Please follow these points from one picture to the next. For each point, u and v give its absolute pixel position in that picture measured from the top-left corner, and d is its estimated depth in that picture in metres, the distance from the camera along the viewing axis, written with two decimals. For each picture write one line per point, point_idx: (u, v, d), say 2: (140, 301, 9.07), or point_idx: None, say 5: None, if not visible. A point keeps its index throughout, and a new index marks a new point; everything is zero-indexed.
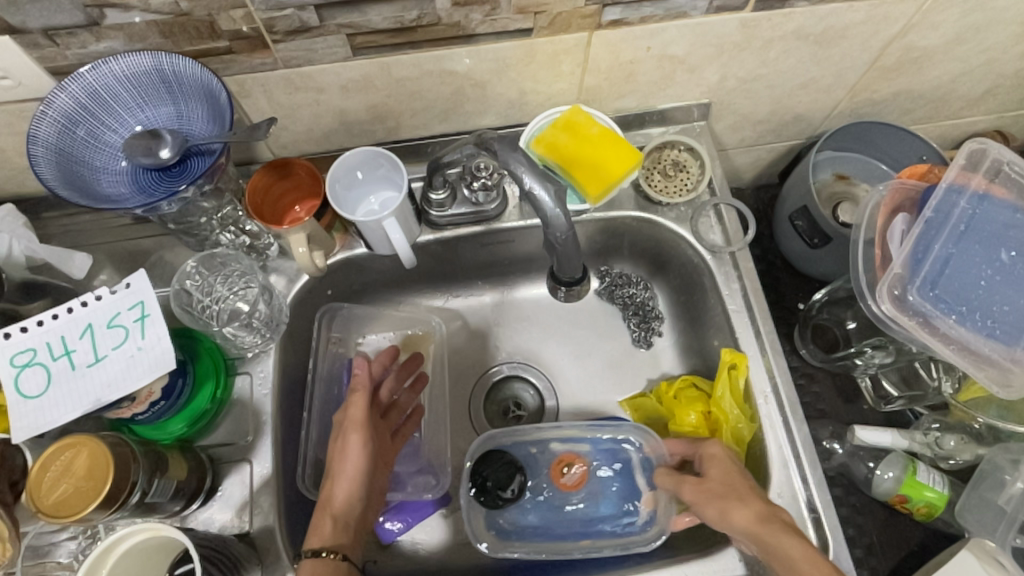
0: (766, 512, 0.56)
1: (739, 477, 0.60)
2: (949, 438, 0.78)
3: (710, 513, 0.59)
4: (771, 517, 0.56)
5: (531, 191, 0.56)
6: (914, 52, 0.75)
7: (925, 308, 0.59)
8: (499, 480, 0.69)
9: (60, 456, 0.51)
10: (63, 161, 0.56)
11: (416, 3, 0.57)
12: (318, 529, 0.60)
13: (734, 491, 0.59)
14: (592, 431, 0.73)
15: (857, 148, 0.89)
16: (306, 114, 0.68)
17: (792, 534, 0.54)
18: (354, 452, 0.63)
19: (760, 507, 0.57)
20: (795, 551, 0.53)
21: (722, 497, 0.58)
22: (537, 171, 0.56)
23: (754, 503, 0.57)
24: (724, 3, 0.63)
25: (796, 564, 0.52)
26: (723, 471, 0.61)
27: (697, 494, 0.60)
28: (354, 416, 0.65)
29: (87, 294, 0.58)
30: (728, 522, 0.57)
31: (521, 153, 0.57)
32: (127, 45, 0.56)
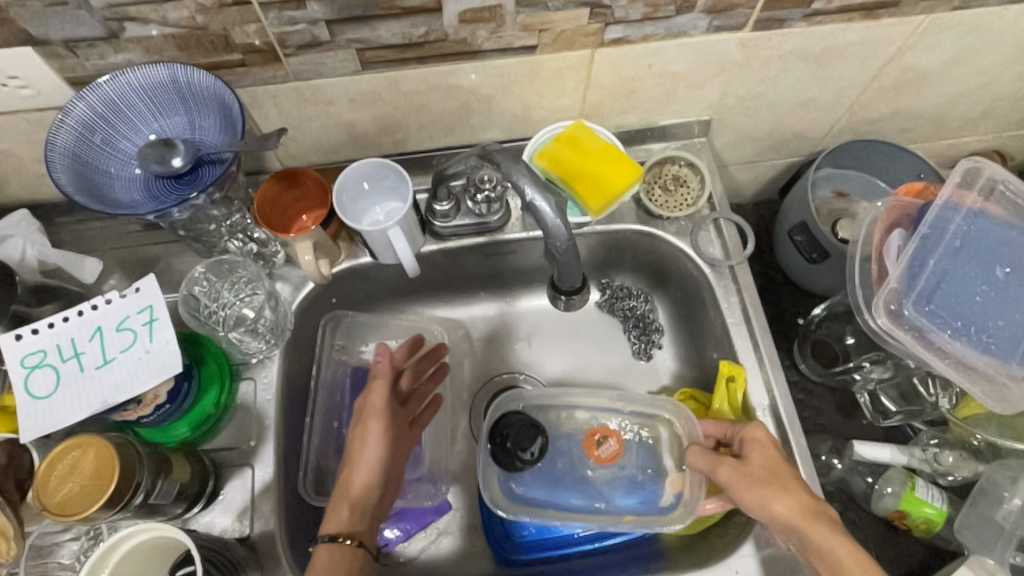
0: (811, 505, 0.55)
1: (781, 464, 0.59)
2: (948, 455, 0.77)
3: (749, 499, 0.57)
4: (816, 511, 0.55)
5: (532, 203, 0.57)
6: (912, 72, 0.77)
7: (921, 322, 0.59)
8: (520, 440, 0.68)
9: (67, 455, 0.52)
10: (78, 168, 0.57)
11: (424, 20, 0.58)
12: (333, 516, 0.61)
13: (778, 479, 0.57)
14: (622, 406, 0.72)
15: (856, 166, 0.90)
16: (315, 125, 0.70)
17: (836, 530, 0.54)
18: (374, 439, 0.63)
19: (804, 499, 0.56)
20: (840, 548, 0.53)
21: (767, 485, 0.57)
22: (538, 182, 0.57)
23: (798, 493, 0.56)
24: (724, 22, 0.64)
25: (842, 561, 0.52)
26: (767, 457, 0.59)
27: (739, 480, 0.58)
28: (375, 405, 0.65)
29: (98, 297, 0.59)
30: (770, 510, 0.56)
31: (523, 164, 0.58)
32: (144, 57, 0.58)
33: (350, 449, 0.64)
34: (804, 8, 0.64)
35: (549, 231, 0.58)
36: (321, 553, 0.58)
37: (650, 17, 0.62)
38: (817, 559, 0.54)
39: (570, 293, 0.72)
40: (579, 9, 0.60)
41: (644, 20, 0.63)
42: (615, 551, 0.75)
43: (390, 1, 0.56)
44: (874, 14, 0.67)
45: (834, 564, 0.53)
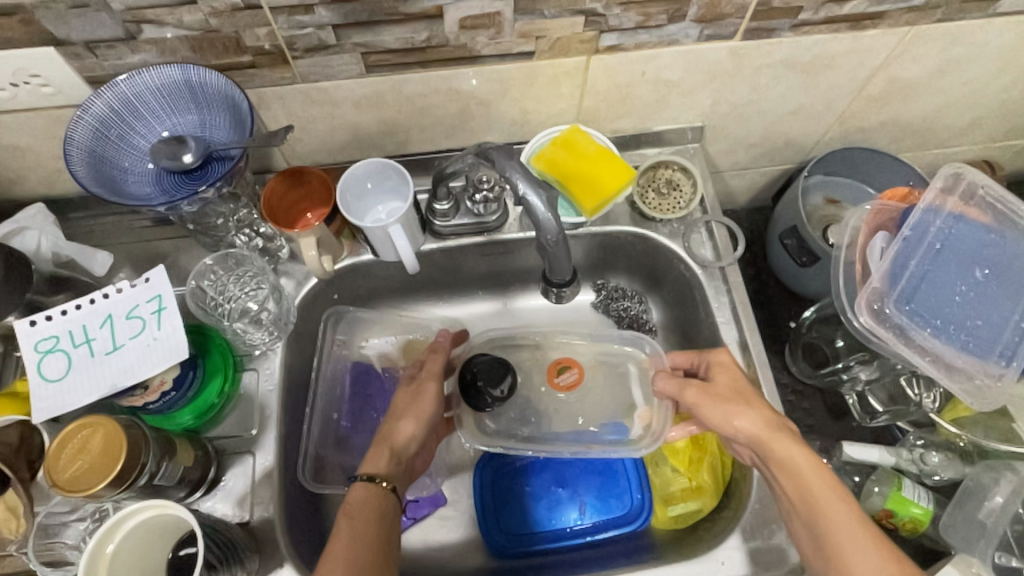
0: (771, 416, 0.62)
1: (742, 385, 0.65)
2: (933, 455, 0.78)
3: (717, 414, 0.63)
4: (777, 423, 0.61)
5: (525, 198, 0.60)
6: (899, 82, 0.79)
7: (902, 321, 0.61)
8: (490, 376, 0.71)
9: (78, 434, 0.54)
10: (95, 162, 0.60)
11: (426, 26, 0.61)
12: (375, 458, 0.66)
13: (742, 396, 0.64)
14: (592, 341, 0.77)
15: (846, 173, 0.93)
16: (321, 126, 0.73)
17: (792, 437, 0.60)
18: (427, 399, 0.70)
19: (764, 413, 0.62)
20: (795, 453, 0.59)
21: (731, 401, 0.63)
22: (531, 178, 0.59)
23: (759, 407, 0.62)
24: (715, 31, 0.67)
25: (800, 467, 0.58)
26: (731, 379, 0.66)
27: (706, 397, 0.64)
28: (427, 372, 0.73)
29: (110, 286, 0.62)
30: (734, 423, 0.62)
31: (518, 162, 0.61)
32: (159, 58, 0.61)
33: (398, 406, 0.71)
34: (792, 19, 0.67)
35: (540, 224, 0.60)
36: (358, 489, 0.63)
37: (643, 25, 0.65)
38: (778, 467, 0.60)
39: (561, 289, 0.71)
40: (574, 17, 0.63)
41: (637, 28, 0.65)
42: (604, 545, 0.77)
43: (394, 7, 0.59)
44: (860, 26, 0.69)
45: (794, 470, 0.59)
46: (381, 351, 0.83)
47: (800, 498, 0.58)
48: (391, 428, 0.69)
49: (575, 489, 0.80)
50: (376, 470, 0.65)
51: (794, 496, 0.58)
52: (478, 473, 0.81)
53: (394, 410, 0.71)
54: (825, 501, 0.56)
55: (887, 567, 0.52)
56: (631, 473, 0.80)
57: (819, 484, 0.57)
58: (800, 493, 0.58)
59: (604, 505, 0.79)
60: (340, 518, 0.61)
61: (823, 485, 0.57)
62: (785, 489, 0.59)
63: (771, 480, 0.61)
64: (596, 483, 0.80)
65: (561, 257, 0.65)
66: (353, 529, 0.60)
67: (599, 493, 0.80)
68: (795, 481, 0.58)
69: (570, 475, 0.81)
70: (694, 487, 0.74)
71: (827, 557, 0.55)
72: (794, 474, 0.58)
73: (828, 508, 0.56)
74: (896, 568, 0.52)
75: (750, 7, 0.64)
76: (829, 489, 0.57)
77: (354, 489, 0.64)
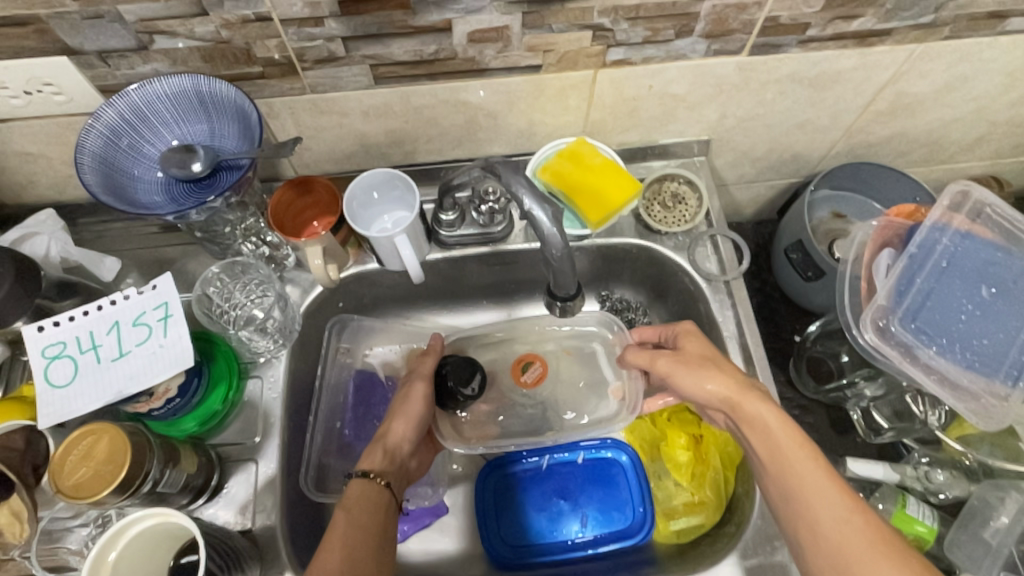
0: (741, 379, 0.64)
1: (714, 353, 0.67)
2: (939, 473, 0.78)
3: (688, 379, 0.65)
4: (746, 386, 0.63)
5: (531, 213, 0.59)
6: (906, 97, 0.79)
7: (908, 338, 0.61)
8: (458, 376, 0.74)
9: (82, 442, 0.54)
10: (105, 170, 0.61)
11: (435, 39, 0.62)
12: (370, 456, 0.67)
13: (713, 362, 0.66)
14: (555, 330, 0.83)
15: (853, 188, 0.93)
16: (329, 135, 0.73)
17: (762, 398, 0.62)
18: (419, 398, 0.71)
19: (733, 376, 0.64)
20: (762, 413, 0.61)
21: (701, 366, 0.65)
22: (537, 193, 0.58)
23: (729, 371, 0.65)
24: (722, 46, 0.67)
25: (769, 425, 0.60)
26: (702, 347, 0.68)
27: (678, 364, 0.66)
28: (417, 374, 0.74)
29: (117, 293, 0.62)
30: (704, 387, 0.64)
31: (523, 176, 0.60)
32: (171, 68, 0.62)
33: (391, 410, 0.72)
34: (799, 35, 0.67)
35: (546, 239, 0.59)
36: (353, 485, 0.64)
37: (650, 40, 0.65)
38: (748, 428, 0.61)
39: (565, 301, 0.69)
40: (582, 31, 0.63)
41: (645, 43, 0.66)
42: (606, 558, 0.76)
43: (404, 21, 0.59)
44: (868, 42, 0.69)
45: (763, 428, 0.61)
46: (385, 359, 0.83)
47: (770, 455, 0.60)
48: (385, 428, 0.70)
49: (576, 501, 0.80)
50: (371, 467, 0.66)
51: (764, 454, 0.60)
52: (480, 484, 0.80)
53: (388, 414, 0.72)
54: (794, 457, 0.58)
55: (853, 518, 0.54)
56: (633, 486, 0.80)
57: (785, 440, 0.59)
58: (770, 451, 0.60)
59: (606, 517, 0.79)
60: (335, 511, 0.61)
61: (792, 442, 0.59)
62: (757, 447, 0.61)
63: (744, 439, 0.63)
64: (598, 495, 0.80)
65: (568, 276, 0.64)
66: (349, 519, 0.60)
67: (601, 505, 0.79)
68: (764, 439, 0.60)
69: (572, 487, 0.81)
70: (697, 501, 0.74)
71: (796, 510, 0.57)
72: (765, 433, 0.60)
73: (796, 463, 0.58)
74: (861, 519, 0.53)
75: (758, 22, 0.64)
76: (798, 446, 0.58)
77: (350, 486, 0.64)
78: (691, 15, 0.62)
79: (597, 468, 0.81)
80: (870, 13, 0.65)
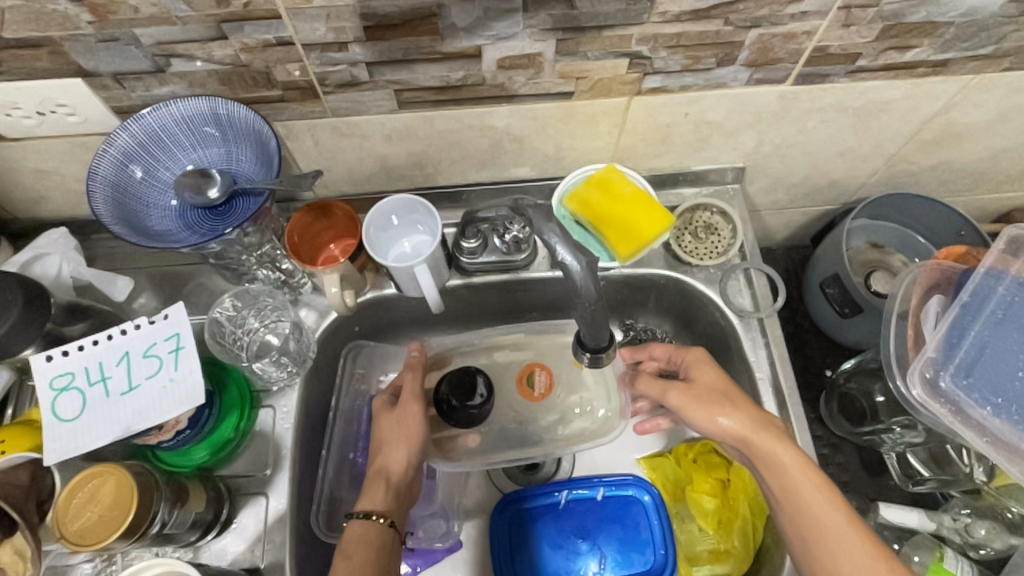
0: (756, 415, 0.61)
1: (728, 385, 0.64)
2: (980, 526, 0.74)
3: (699, 412, 0.62)
4: (761, 422, 0.60)
5: (563, 261, 0.56)
6: (956, 127, 0.75)
7: (959, 395, 0.57)
8: (461, 394, 0.71)
9: (88, 483, 0.52)
10: (118, 196, 0.59)
11: (463, 65, 0.59)
12: (368, 493, 0.64)
13: (727, 396, 0.63)
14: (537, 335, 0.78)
15: (892, 218, 0.88)
16: (349, 157, 0.70)
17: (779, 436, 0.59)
18: (414, 424, 0.68)
19: (747, 412, 0.61)
20: (780, 451, 0.58)
21: (715, 401, 0.62)
22: (570, 242, 0.56)
23: (743, 405, 0.62)
24: (765, 75, 0.64)
25: (785, 466, 0.57)
26: (715, 378, 0.64)
27: (689, 399, 0.63)
28: (407, 397, 0.69)
29: (128, 322, 0.60)
30: (716, 423, 0.61)
31: (554, 221, 0.58)
32: (188, 90, 0.59)
33: (382, 437, 0.68)
34: (848, 65, 0.63)
35: (579, 290, 0.56)
36: (355, 528, 0.61)
37: (690, 68, 0.62)
38: (764, 468, 0.59)
39: (596, 352, 0.64)
40: (618, 59, 0.60)
41: (684, 71, 0.62)
42: None
43: (431, 47, 0.56)
44: (921, 73, 0.65)
45: (779, 469, 0.58)
46: None
47: (787, 496, 0.57)
48: (381, 460, 0.66)
49: (595, 540, 0.76)
50: (371, 506, 0.62)
51: (780, 495, 0.58)
52: (495, 522, 0.76)
53: (379, 440, 0.68)
54: (811, 500, 0.56)
55: (876, 568, 0.51)
56: (654, 526, 0.75)
57: (801, 483, 0.56)
58: (785, 493, 0.57)
59: (626, 559, 0.75)
60: (337, 559, 0.59)
61: (810, 485, 0.56)
62: (772, 487, 0.58)
63: (758, 476, 0.60)
64: (617, 534, 0.76)
65: (601, 323, 0.61)
66: (349, 568, 0.58)
67: (620, 545, 0.76)
68: (781, 480, 0.57)
69: (591, 525, 0.77)
70: (723, 550, 0.73)
71: (816, 556, 0.54)
72: (781, 473, 0.58)
73: (813, 506, 0.55)
74: (885, 568, 0.51)
75: (805, 52, 0.61)
76: (815, 488, 0.56)
77: (352, 530, 0.61)
78: (734, 43, 0.59)
79: (615, 505, 0.77)
80: (926, 44, 0.61)
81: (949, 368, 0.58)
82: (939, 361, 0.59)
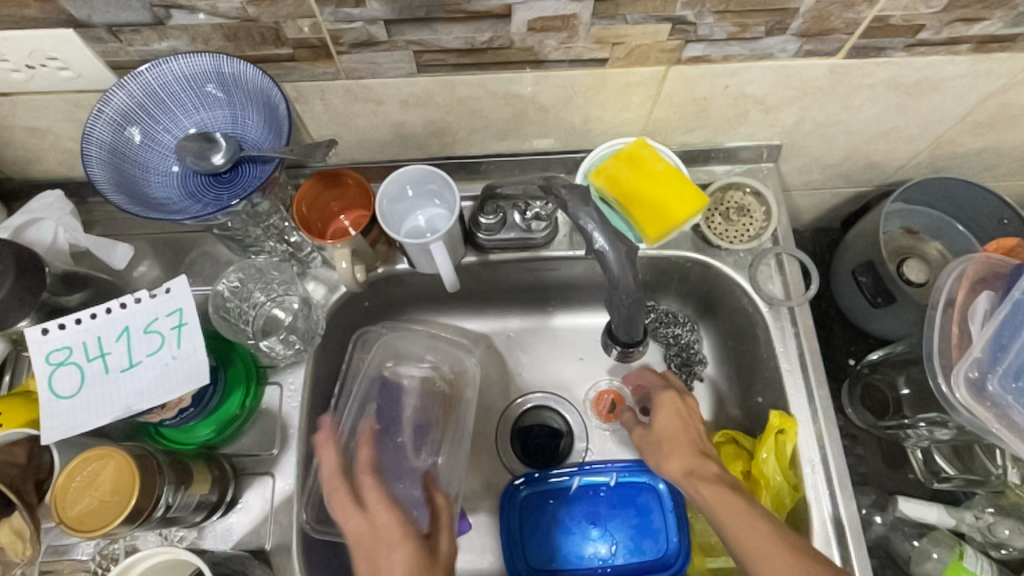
0: (699, 455, 0.60)
1: (698, 425, 0.64)
2: (1004, 526, 0.72)
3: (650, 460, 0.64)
4: (702, 458, 0.60)
5: (603, 252, 0.57)
6: (1011, 109, 0.70)
7: (1006, 399, 0.55)
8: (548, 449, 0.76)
9: (87, 466, 0.50)
10: (115, 162, 0.54)
11: (490, 25, 0.54)
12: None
13: (682, 435, 0.62)
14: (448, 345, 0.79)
15: (930, 203, 0.84)
16: (362, 123, 0.66)
17: (717, 470, 0.59)
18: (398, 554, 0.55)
19: (692, 452, 0.61)
20: (712, 486, 0.57)
21: (657, 453, 0.63)
22: (609, 231, 0.57)
23: (699, 445, 0.62)
24: (817, 47, 0.58)
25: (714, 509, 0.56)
26: (669, 420, 0.63)
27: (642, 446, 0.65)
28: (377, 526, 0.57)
29: (127, 295, 0.57)
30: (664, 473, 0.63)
31: (592, 207, 0.59)
32: (190, 46, 0.55)
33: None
34: (908, 38, 0.58)
35: (615, 279, 0.57)
36: None
37: (736, 37, 0.57)
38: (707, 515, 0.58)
39: (628, 346, 0.71)
40: (660, 24, 0.55)
41: (728, 39, 0.57)
42: None
43: (457, 4, 0.52)
44: (985, 48, 0.60)
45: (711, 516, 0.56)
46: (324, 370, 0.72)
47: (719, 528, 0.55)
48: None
49: (608, 527, 0.74)
50: None
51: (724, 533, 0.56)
52: (506, 505, 0.74)
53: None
54: (733, 526, 0.53)
55: None
56: (669, 518, 0.73)
57: (729, 510, 0.54)
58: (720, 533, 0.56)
59: (638, 546, 0.73)
60: None
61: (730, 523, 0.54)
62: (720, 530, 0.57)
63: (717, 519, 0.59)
64: (630, 521, 0.74)
65: (636, 317, 0.63)
66: None
67: (633, 534, 0.73)
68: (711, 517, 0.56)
69: (602, 512, 0.75)
70: None
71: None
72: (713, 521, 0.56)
73: (738, 540, 0.53)
74: None
75: (863, 22, 0.56)
76: (735, 524, 0.53)
77: None
78: (788, 11, 0.54)
79: (627, 492, 0.75)
80: (998, 16, 0.56)
81: (995, 370, 0.56)
82: (986, 362, 0.56)
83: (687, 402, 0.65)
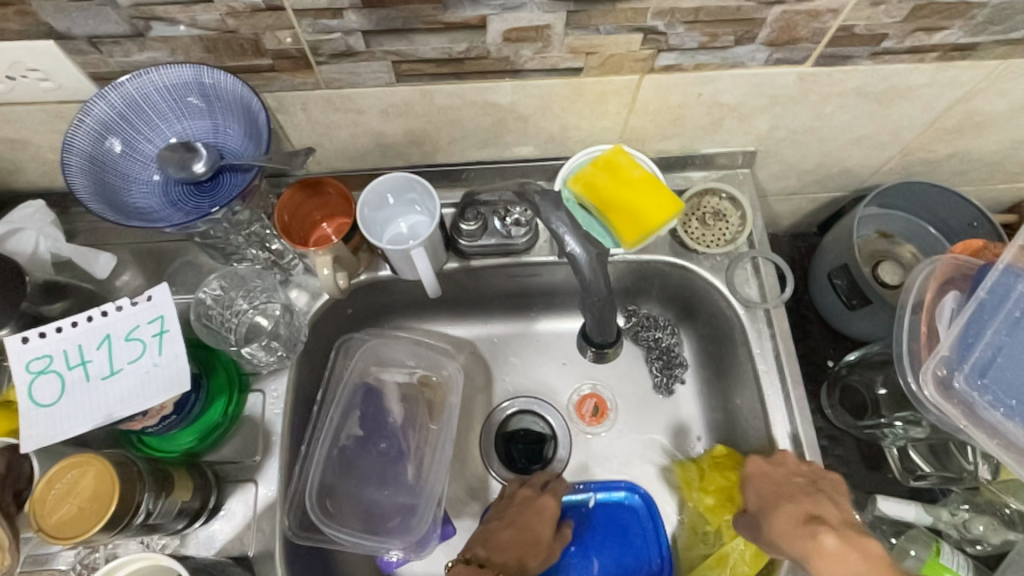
0: (804, 520, 0.58)
1: (797, 484, 0.62)
2: (978, 522, 0.73)
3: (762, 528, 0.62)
4: (807, 530, 0.57)
5: (573, 253, 0.59)
6: (976, 116, 0.72)
7: (972, 396, 0.56)
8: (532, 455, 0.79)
9: (67, 473, 0.50)
10: (96, 172, 0.55)
11: (466, 36, 0.55)
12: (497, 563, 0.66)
13: (784, 497, 0.61)
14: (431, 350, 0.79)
15: (902, 208, 0.86)
16: (344, 133, 0.67)
17: (832, 544, 0.55)
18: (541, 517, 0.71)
19: (801, 514, 0.59)
20: (837, 567, 0.54)
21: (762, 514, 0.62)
22: (580, 233, 0.58)
23: (806, 506, 0.60)
24: (785, 55, 0.60)
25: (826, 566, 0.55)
26: (759, 493, 0.63)
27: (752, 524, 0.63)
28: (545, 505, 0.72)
29: (109, 303, 0.57)
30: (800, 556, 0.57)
31: (564, 211, 0.60)
32: (170, 58, 0.56)
33: (537, 549, 0.69)
34: (873, 46, 0.60)
35: (588, 282, 0.59)
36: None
37: (707, 46, 0.58)
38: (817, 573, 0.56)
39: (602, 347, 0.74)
40: (632, 34, 0.56)
41: (699, 49, 0.59)
42: None
43: (433, 16, 0.53)
44: (947, 56, 0.62)
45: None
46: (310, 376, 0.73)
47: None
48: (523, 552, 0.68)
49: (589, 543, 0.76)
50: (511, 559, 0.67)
51: None
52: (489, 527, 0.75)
53: (524, 542, 0.69)
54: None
55: None
56: (648, 531, 0.75)
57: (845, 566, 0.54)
58: None
59: (620, 562, 0.75)
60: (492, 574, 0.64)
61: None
62: None
63: None
64: (611, 538, 0.76)
65: (608, 319, 0.64)
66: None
67: (614, 551, 0.75)
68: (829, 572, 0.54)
69: (583, 531, 0.76)
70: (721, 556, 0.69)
71: None
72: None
73: None
74: None
75: (829, 31, 0.57)
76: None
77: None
78: (755, 21, 0.56)
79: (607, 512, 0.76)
80: (957, 25, 0.58)
81: (962, 367, 0.57)
82: (953, 360, 0.57)
83: (773, 461, 0.65)
